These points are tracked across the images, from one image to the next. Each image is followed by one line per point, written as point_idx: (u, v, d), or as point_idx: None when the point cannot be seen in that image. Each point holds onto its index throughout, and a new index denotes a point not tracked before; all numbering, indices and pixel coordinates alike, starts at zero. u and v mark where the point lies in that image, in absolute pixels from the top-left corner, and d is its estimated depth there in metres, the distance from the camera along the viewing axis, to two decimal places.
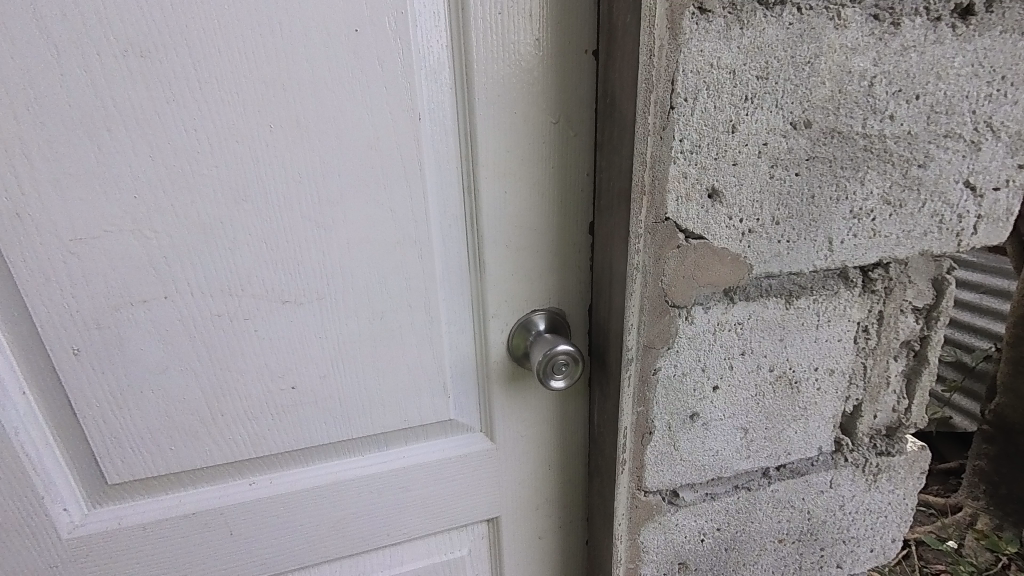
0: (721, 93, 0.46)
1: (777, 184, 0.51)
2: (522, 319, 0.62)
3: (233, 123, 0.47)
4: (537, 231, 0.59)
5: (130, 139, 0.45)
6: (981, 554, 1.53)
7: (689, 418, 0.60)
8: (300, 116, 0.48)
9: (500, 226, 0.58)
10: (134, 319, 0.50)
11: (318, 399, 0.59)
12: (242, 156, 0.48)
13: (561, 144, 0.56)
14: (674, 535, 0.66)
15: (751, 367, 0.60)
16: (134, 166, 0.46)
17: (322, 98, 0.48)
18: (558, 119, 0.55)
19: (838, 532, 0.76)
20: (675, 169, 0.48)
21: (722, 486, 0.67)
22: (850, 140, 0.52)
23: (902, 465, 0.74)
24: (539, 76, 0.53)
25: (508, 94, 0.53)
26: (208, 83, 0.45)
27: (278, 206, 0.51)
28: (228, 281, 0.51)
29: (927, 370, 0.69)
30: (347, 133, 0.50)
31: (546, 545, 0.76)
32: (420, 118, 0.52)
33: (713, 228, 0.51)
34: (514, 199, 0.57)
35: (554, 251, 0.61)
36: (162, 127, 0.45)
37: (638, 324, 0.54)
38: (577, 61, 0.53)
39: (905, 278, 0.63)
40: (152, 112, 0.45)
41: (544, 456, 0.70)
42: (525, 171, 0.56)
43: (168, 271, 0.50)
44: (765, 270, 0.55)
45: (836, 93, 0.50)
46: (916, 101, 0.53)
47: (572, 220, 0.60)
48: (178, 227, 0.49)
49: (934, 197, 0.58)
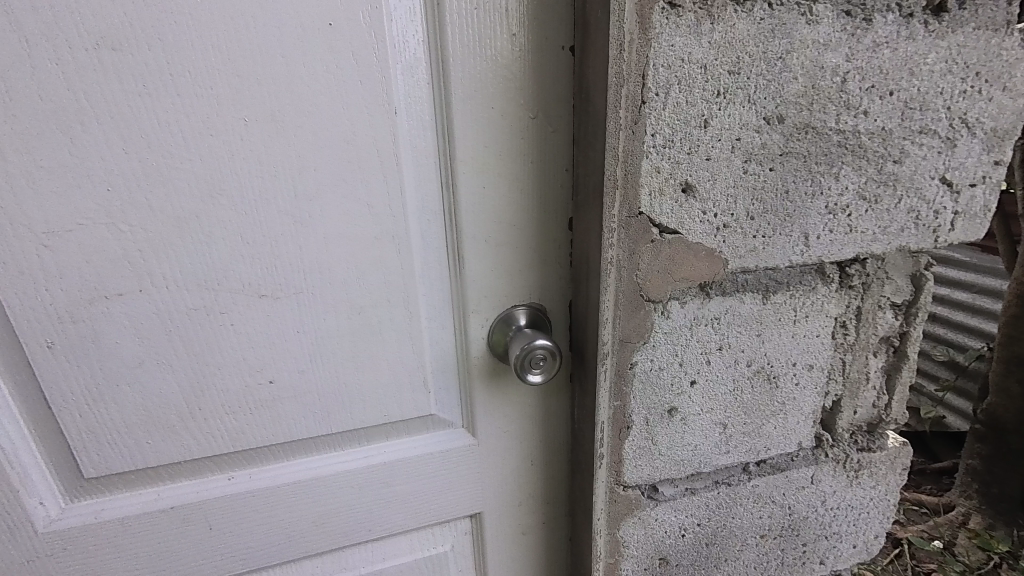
0: (693, 88, 0.47)
1: (751, 179, 0.52)
2: (502, 314, 0.62)
3: (207, 116, 0.47)
4: (517, 227, 0.59)
5: (103, 132, 0.45)
6: (973, 552, 1.52)
7: (668, 412, 0.60)
8: (275, 110, 0.49)
9: (479, 222, 0.58)
10: (109, 312, 0.50)
11: (296, 393, 0.59)
12: (217, 150, 0.48)
13: (539, 139, 0.56)
14: (654, 530, 0.67)
15: (729, 361, 0.60)
16: (108, 159, 0.46)
17: (297, 92, 0.49)
18: (536, 114, 0.55)
19: (820, 527, 0.76)
20: (647, 164, 0.48)
21: (702, 481, 0.68)
22: (824, 135, 0.52)
23: (883, 460, 0.75)
24: (516, 71, 0.53)
25: (485, 90, 0.53)
26: (181, 77, 0.45)
27: (254, 200, 0.51)
28: (204, 275, 0.52)
29: (907, 366, 0.69)
30: (323, 128, 0.50)
31: (530, 541, 0.76)
32: (396, 112, 0.52)
33: (688, 222, 0.51)
34: (492, 195, 0.57)
35: (534, 246, 0.61)
36: (136, 121, 0.46)
37: (614, 318, 0.54)
38: (554, 57, 0.54)
39: (882, 273, 0.63)
40: (125, 106, 0.45)
41: (526, 452, 0.71)
42: (503, 166, 0.56)
43: (143, 264, 0.50)
44: (741, 265, 0.55)
45: (809, 88, 0.50)
46: (891, 97, 0.53)
47: (550, 215, 0.60)
48: (152, 221, 0.49)
49: (911, 193, 0.58)
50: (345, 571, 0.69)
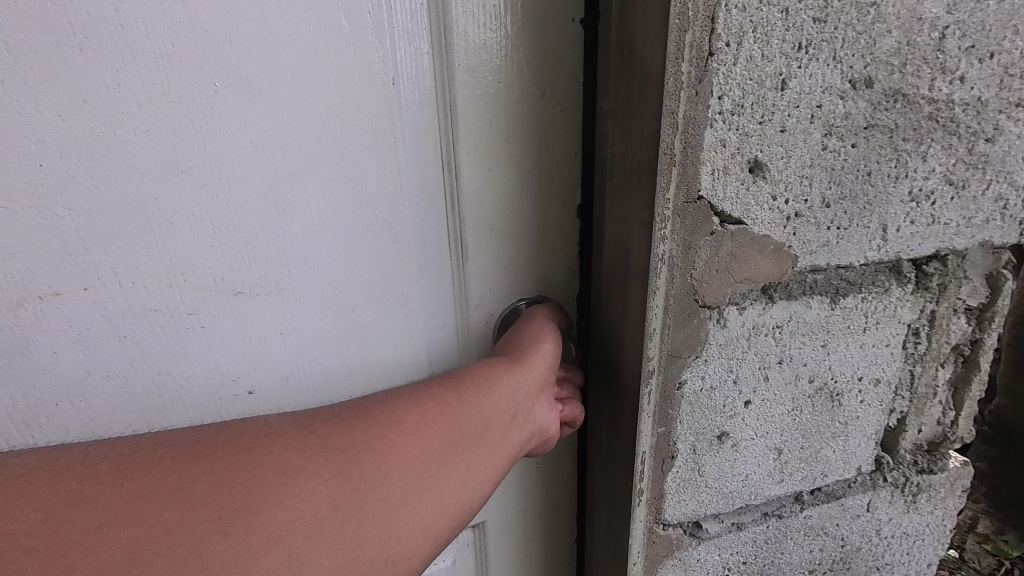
0: (770, 39, 0.37)
1: (830, 157, 0.42)
2: (505, 311, 0.53)
3: (166, 79, 0.37)
4: (525, 219, 0.51)
5: (27, 84, 0.34)
6: (984, 557, 1.47)
7: (717, 439, 0.51)
8: (247, 74, 0.39)
9: (482, 210, 0.49)
10: (45, 318, 0.38)
11: (280, 405, 0.48)
12: (176, 120, 0.38)
13: (547, 121, 0.48)
14: (694, 572, 0.57)
15: (789, 378, 0.51)
16: (41, 121, 0.35)
17: (275, 56, 0.39)
18: (543, 91, 0.47)
19: (872, 558, 0.67)
20: (711, 136, 0.38)
21: (750, 514, 0.58)
22: (915, 105, 0.43)
23: (943, 483, 0.66)
24: (520, 40, 0.45)
25: (494, 61, 0.45)
26: (133, 25, 0.35)
27: (221, 180, 0.40)
28: (161, 269, 0.40)
29: (978, 378, 0.60)
30: (308, 99, 0.41)
31: (536, 550, 0.66)
32: (394, 85, 0.43)
33: (754, 211, 0.42)
34: (496, 186, 0.48)
35: (544, 240, 0.52)
36: (77, 84, 0.35)
37: (662, 328, 0.44)
38: (563, 32, 0.46)
39: (961, 273, 0.54)
40: (63, 64, 0.34)
41: (537, 470, 0.62)
42: (510, 151, 0.48)
43: (86, 256, 0.38)
44: (811, 263, 0.46)
45: (903, 45, 0.40)
46: (991, 59, 0.44)
47: (557, 207, 0.51)
48: (98, 205, 0.37)
49: (1000, 177, 0.49)
50: None
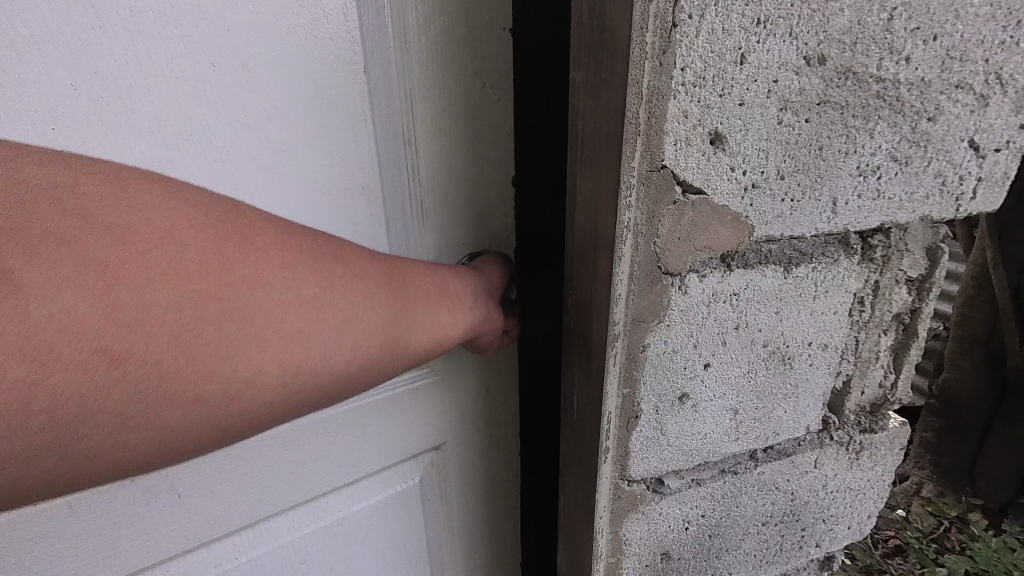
0: (729, 14, 0.39)
1: (785, 131, 0.44)
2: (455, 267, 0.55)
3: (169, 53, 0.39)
4: (477, 193, 0.54)
5: (27, 49, 0.35)
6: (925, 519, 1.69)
7: (678, 399, 0.54)
8: (246, 56, 0.41)
9: (431, 185, 0.52)
10: None
11: None
12: (184, 92, 0.40)
13: (486, 110, 0.51)
14: (657, 525, 0.61)
15: (745, 342, 0.54)
16: (39, 84, 0.36)
17: (271, 37, 0.41)
18: (483, 83, 0.50)
19: (818, 511, 0.73)
20: (674, 107, 0.40)
21: (708, 472, 0.62)
22: (864, 83, 0.46)
23: (882, 441, 0.72)
24: (459, 34, 0.47)
25: (439, 47, 0.47)
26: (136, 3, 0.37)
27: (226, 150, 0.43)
28: None
29: (916, 344, 0.66)
30: (296, 75, 0.43)
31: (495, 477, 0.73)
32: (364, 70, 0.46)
33: (714, 181, 0.44)
34: (444, 163, 0.52)
35: (490, 215, 0.56)
36: (79, 51, 0.36)
37: (627, 293, 0.46)
38: (495, 38, 0.49)
39: (902, 245, 0.58)
40: (64, 32, 0.35)
41: (493, 411, 0.69)
42: (455, 132, 0.51)
43: None
44: (766, 233, 0.49)
45: (855, 25, 0.43)
46: (934, 41, 0.47)
47: (494, 187, 0.55)
48: None
49: (940, 155, 0.53)
50: (316, 517, 0.63)
